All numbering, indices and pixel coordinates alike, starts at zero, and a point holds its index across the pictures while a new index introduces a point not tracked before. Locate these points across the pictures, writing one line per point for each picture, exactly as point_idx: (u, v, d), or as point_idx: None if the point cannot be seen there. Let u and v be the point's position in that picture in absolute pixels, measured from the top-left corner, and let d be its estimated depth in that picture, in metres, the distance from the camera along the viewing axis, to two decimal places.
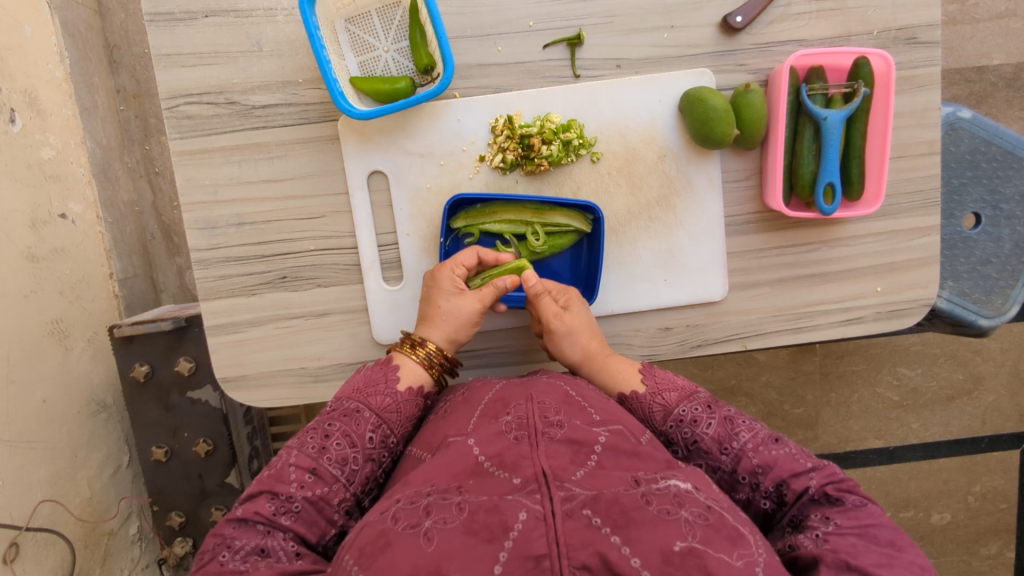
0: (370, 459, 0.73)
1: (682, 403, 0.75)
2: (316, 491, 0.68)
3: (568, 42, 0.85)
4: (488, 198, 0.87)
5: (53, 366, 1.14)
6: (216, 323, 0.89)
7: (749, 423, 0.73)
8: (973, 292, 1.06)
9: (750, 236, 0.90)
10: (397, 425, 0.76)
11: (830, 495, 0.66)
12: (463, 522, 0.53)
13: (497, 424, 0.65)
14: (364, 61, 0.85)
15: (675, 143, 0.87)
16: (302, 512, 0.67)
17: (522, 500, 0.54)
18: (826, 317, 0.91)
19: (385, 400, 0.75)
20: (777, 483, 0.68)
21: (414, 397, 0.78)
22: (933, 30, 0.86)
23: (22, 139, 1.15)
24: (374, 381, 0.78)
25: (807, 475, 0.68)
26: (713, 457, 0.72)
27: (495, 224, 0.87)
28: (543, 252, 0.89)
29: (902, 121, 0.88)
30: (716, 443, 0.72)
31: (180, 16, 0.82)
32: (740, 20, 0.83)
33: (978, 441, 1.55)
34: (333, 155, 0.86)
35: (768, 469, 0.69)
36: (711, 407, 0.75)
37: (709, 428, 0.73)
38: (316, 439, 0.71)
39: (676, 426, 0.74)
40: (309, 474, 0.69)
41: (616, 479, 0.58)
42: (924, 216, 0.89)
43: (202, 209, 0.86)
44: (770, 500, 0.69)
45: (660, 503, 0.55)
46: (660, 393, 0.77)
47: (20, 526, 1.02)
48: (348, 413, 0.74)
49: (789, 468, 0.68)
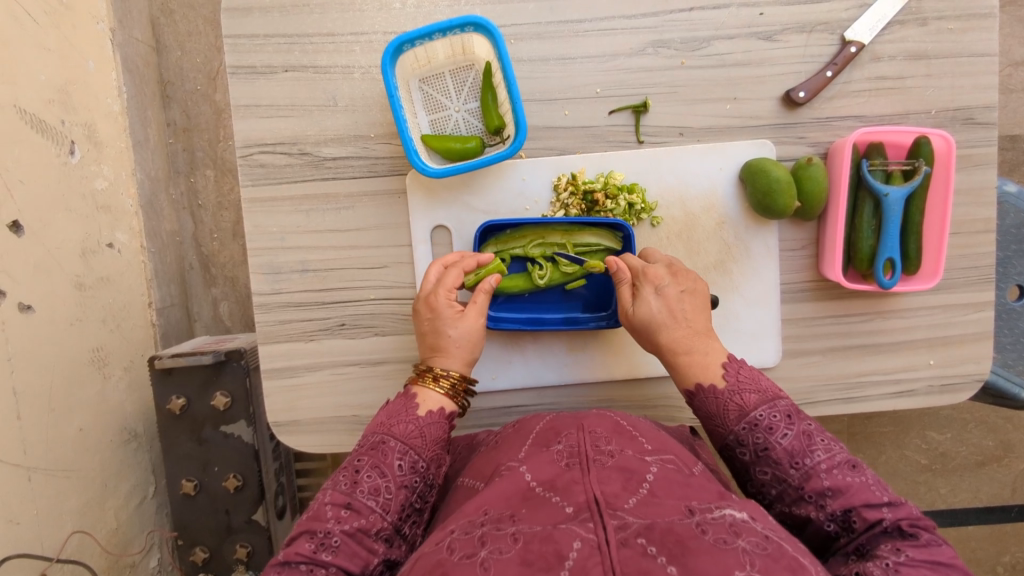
0: (402, 487, 0.71)
1: (760, 408, 0.73)
2: (353, 524, 0.66)
3: (633, 109, 0.87)
4: (515, 222, 0.87)
5: (91, 395, 1.15)
6: (273, 367, 0.90)
7: (827, 442, 0.70)
8: (1017, 364, 1.07)
9: (804, 304, 0.91)
10: (425, 450, 0.74)
11: (904, 530, 0.63)
12: (518, 552, 0.52)
13: (549, 453, 0.66)
14: (435, 119, 0.88)
15: (735, 211, 0.89)
16: (343, 545, 0.65)
17: (576, 529, 0.53)
18: (877, 388, 0.92)
19: (409, 427, 0.74)
20: (845, 508, 0.65)
21: (436, 421, 0.76)
22: (990, 112, 0.88)
23: (79, 170, 1.18)
24: (396, 413, 0.76)
25: (881, 507, 0.65)
26: (781, 468, 0.69)
27: (525, 247, 0.87)
28: (574, 275, 0.88)
29: (959, 198, 0.89)
30: (787, 455, 0.69)
31: (261, 69, 0.86)
32: (802, 95, 0.86)
33: (1008, 510, 1.53)
34: (399, 209, 0.89)
35: (839, 492, 0.66)
36: (791, 417, 0.71)
37: (784, 439, 0.70)
38: (346, 475, 0.70)
39: (750, 429, 0.72)
40: (345, 509, 0.67)
41: (669, 508, 0.57)
42: (977, 292, 0.90)
43: (267, 255, 0.88)
44: (834, 523, 0.66)
45: (716, 532, 0.53)
46: (740, 392, 0.75)
47: (50, 557, 1.01)
48: (374, 446, 0.72)
49: (862, 497, 0.65)
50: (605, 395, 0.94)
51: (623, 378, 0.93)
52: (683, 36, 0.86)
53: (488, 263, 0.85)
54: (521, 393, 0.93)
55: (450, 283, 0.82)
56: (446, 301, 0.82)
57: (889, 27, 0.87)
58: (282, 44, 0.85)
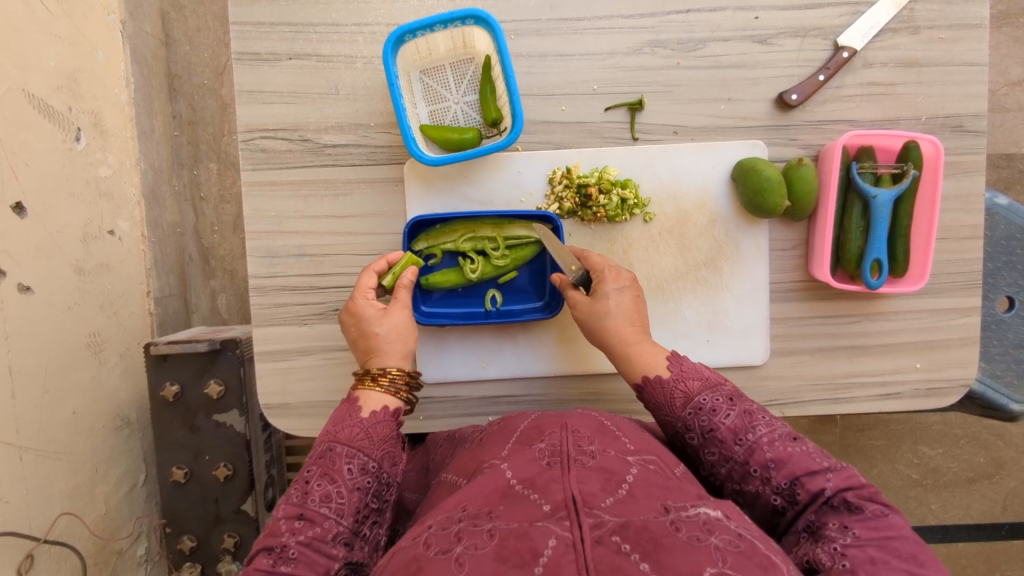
0: (355, 489, 0.69)
1: (703, 392, 0.73)
2: (309, 533, 0.65)
3: (629, 106, 0.89)
4: (447, 218, 0.88)
5: (85, 378, 1.16)
6: (266, 350, 0.91)
7: (768, 418, 0.71)
8: (1006, 375, 1.07)
9: (793, 304, 0.92)
10: (374, 449, 0.72)
11: (849, 502, 0.63)
12: (494, 549, 0.52)
13: (532, 451, 0.67)
14: (435, 110, 0.90)
15: (726, 209, 0.90)
16: (300, 556, 0.63)
17: (552, 527, 0.53)
18: (864, 390, 0.92)
19: (351, 430, 0.72)
20: (790, 480, 0.66)
21: (377, 419, 0.74)
22: (979, 120, 0.89)
23: (84, 156, 1.20)
24: (340, 419, 0.75)
25: (824, 476, 0.65)
26: (727, 447, 0.70)
27: (456, 242, 0.88)
28: (505, 267, 0.89)
29: (947, 204, 0.90)
30: (732, 434, 0.70)
31: (266, 57, 0.87)
32: (795, 97, 0.88)
33: (998, 527, 1.53)
34: (396, 197, 0.90)
35: (782, 465, 0.66)
36: (733, 399, 0.72)
37: (727, 419, 0.71)
38: (298, 486, 0.68)
39: (695, 413, 0.72)
40: (299, 520, 0.66)
41: (645, 507, 0.57)
42: (964, 297, 0.91)
43: (265, 239, 0.90)
44: (781, 497, 0.66)
45: (690, 530, 0.53)
46: (682, 380, 0.76)
47: (38, 538, 1.02)
48: (322, 454, 0.71)
49: (805, 467, 0.66)
50: (594, 388, 0.94)
51: (611, 372, 0.94)
52: (680, 37, 0.88)
53: (401, 260, 0.86)
54: (511, 384, 0.94)
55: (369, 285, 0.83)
56: (368, 304, 0.82)
57: (881, 34, 0.89)
58: (287, 33, 0.87)
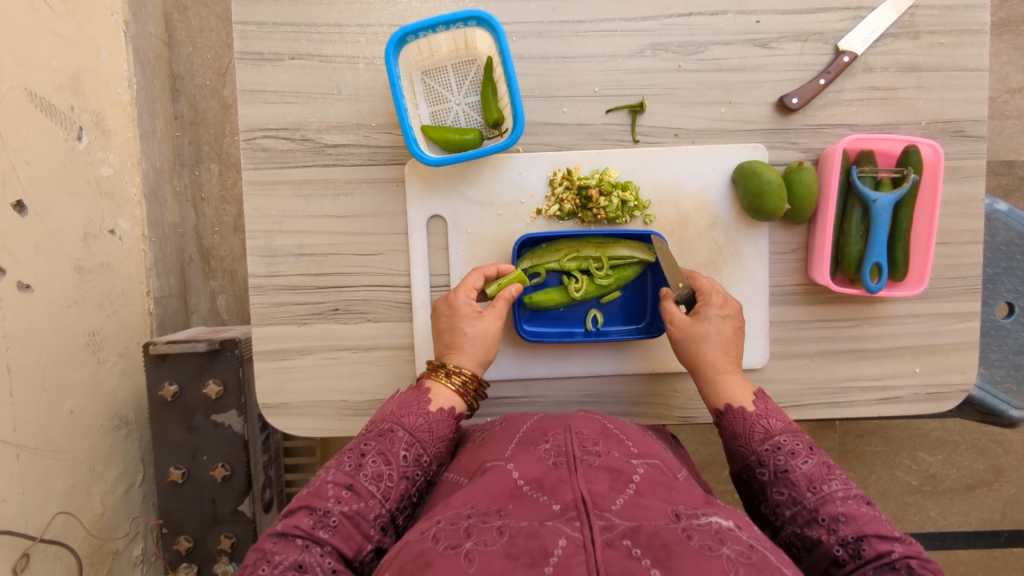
0: (404, 477, 0.72)
1: (785, 434, 0.74)
2: (352, 506, 0.68)
3: (630, 109, 0.89)
4: (553, 236, 0.89)
5: (84, 377, 1.16)
6: (265, 349, 0.91)
7: (845, 477, 0.70)
8: (1005, 381, 1.07)
9: (793, 307, 0.92)
10: (430, 445, 0.76)
11: (913, 568, 0.61)
12: (504, 546, 0.52)
13: (537, 450, 0.67)
14: (436, 111, 0.90)
15: (726, 212, 0.90)
16: (339, 526, 0.66)
17: (562, 527, 0.53)
18: (863, 394, 0.92)
19: (418, 420, 0.76)
20: (857, 535, 0.64)
21: (446, 419, 0.78)
22: (979, 125, 0.90)
23: (85, 156, 1.20)
24: (407, 404, 0.78)
25: (893, 542, 0.63)
26: (798, 491, 0.69)
27: (560, 260, 0.88)
28: (608, 287, 0.90)
29: (947, 208, 0.91)
30: (806, 479, 0.70)
31: (268, 56, 0.88)
32: (796, 101, 0.88)
33: (997, 534, 1.53)
34: (397, 197, 0.90)
35: (853, 520, 0.65)
36: (813, 449, 0.72)
37: (805, 464, 0.71)
38: (352, 457, 0.72)
39: (773, 450, 0.73)
40: (346, 490, 0.69)
41: (655, 512, 0.56)
42: (963, 302, 0.91)
43: (265, 238, 0.90)
44: (844, 549, 0.64)
45: (701, 538, 0.53)
46: (766, 417, 0.77)
47: (34, 537, 1.01)
48: (383, 433, 0.74)
49: (875, 529, 0.65)
50: (593, 391, 0.94)
51: (611, 374, 0.94)
52: (681, 40, 0.89)
53: (508, 272, 0.87)
54: (510, 385, 0.94)
55: (472, 284, 0.85)
56: (465, 301, 0.84)
57: (881, 39, 0.89)
58: (289, 33, 0.87)
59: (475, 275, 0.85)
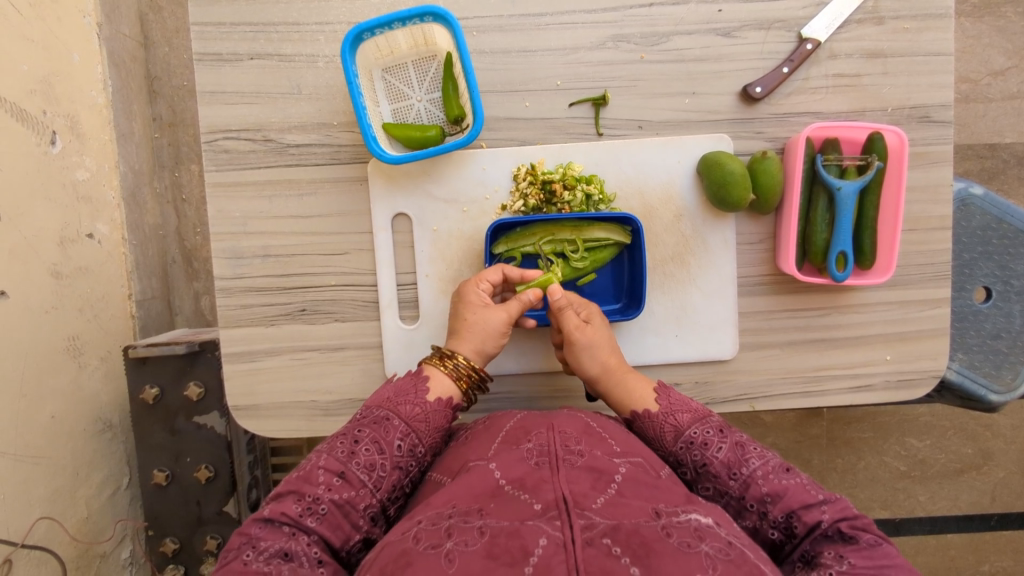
0: (397, 467, 0.72)
1: (694, 425, 0.75)
2: (343, 495, 0.68)
3: (593, 101, 0.89)
4: (526, 221, 0.87)
5: (65, 382, 1.16)
6: (234, 352, 0.90)
7: (759, 450, 0.72)
8: (983, 366, 1.06)
9: (761, 298, 0.92)
10: (425, 435, 0.75)
11: (843, 533, 0.63)
12: (484, 545, 0.51)
13: (519, 450, 0.66)
14: (398, 108, 0.89)
15: (692, 203, 0.90)
16: (328, 514, 0.67)
17: (543, 526, 0.52)
18: (834, 383, 0.92)
19: (414, 410, 0.75)
20: (786, 513, 0.66)
21: (443, 409, 0.77)
22: (945, 110, 0.89)
23: (60, 160, 1.19)
24: (404, 391, 0.78)
25: (819, 508, 0.65)
26: (721, 481, 0.71)
27: (536, 245, 0.87)
28: (584, 269, 0.89)
29: (914, 195, 0.90)
30: (725, 468, 0.71)
31: (227, 57, 0.87)
32: (759, 91, 0.87)
33: (987, 518, 1.53)
34: (362, 196, 0.90)
35: (777, 498, 0.67)
36: (723, 431, 0.74)
37: (719, 452, 0.72)
38: (345, 444, 0.72)
39: (687, 447, 0.74)
40: (338, 477, 0.69)
41: (635, 510, 0.56)
42: (933, 288, 0.91)
43: (230, 240, 0.89)
44: (778, 531, 0.67)
45: (680, 536, 0.52)
46: (671, 414, 0.77)
47: (16, 542, 1.01)
48: (378, 421, 0.74)
49: (800, 499, 0.66)
50: (564, 386, 0.94)
51: None
52: (643, 31, 0.88)
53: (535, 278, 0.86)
54: None
55: (489, 279, 0.84)
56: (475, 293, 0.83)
57: (845, 25, 0.88)
58: (248, 33, 0.87)
59: (494, 271, 0.84)
